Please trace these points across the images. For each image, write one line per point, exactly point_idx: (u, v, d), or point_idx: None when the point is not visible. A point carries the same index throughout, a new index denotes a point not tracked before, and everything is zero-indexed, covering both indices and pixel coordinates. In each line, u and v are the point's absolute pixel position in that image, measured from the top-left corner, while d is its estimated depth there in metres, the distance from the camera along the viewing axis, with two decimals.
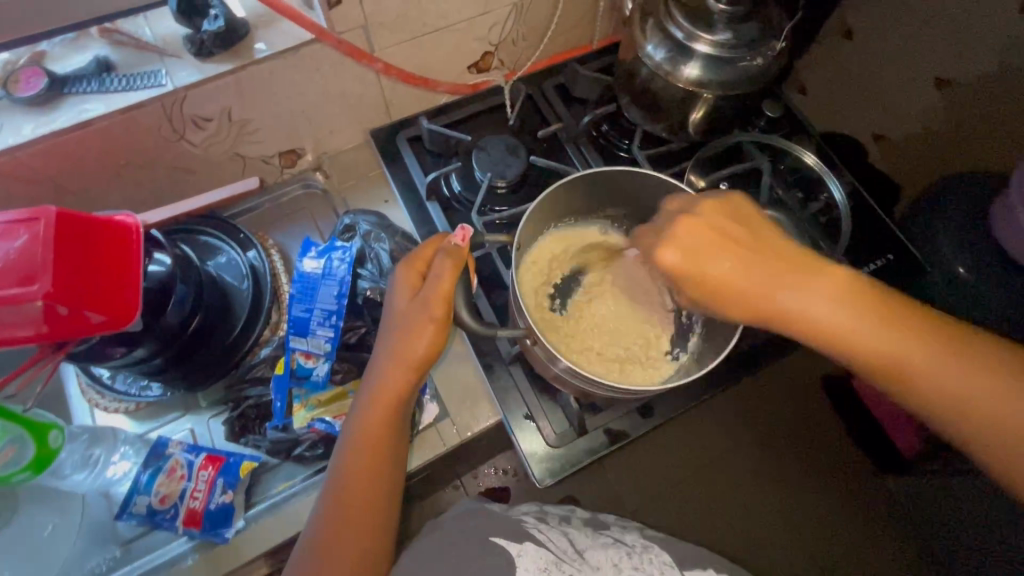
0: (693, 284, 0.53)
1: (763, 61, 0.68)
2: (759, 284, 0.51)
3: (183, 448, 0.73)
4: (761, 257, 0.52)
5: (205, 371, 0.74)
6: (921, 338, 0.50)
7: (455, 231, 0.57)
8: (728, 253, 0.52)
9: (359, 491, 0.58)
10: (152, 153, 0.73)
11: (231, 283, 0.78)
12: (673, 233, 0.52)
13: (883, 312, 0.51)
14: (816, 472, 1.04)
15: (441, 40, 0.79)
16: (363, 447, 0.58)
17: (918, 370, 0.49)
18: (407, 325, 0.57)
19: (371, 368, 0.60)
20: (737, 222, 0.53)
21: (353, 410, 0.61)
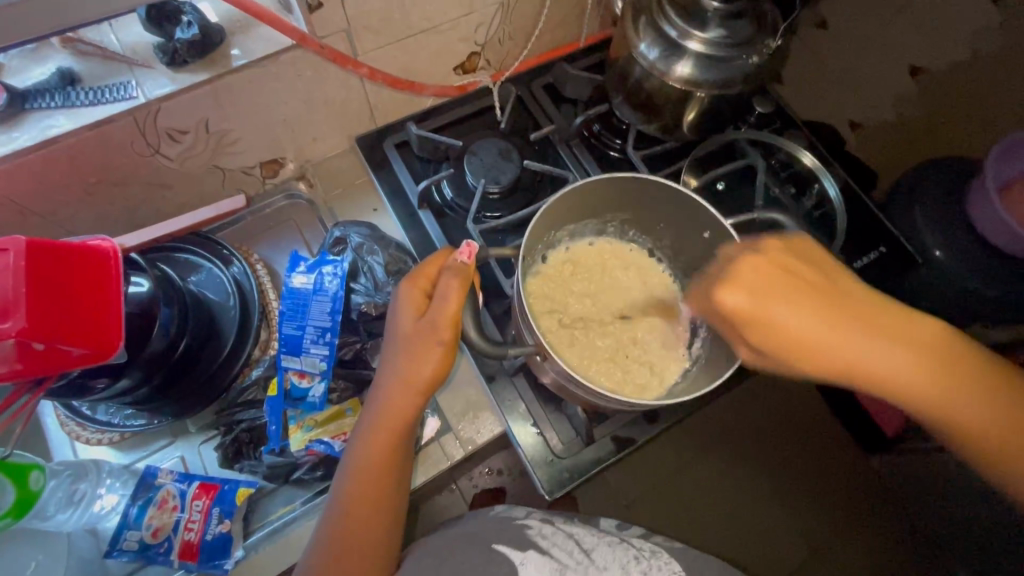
0: (758, 335, 0.46)
1: (758, 60, 0.67)
2: (830, 338, 0.46)
3: (174, 478, 0.70)
4: (836, 307, 0.47)
5: (194, 397, 0.71)
6: (978, 388, 0.49)
7: (459, 246, 0.55)
8: (804, 302, 0.46)
9: (365, 519, 0.56)
10: (126, 169, 0.69)
11: (216, 300, 0.75)
12: (739, 276, 0.45)
13: (951, 363, 0.49)
14: (809, 462, 1.07)
15: (427, 42, 0.76)
16: (368, 474, 0.56)
17: (973, 419, 0.49)
18: (413, 348, 0.55)
19: (376, 390, 0.58)
20: (806, 267, 0.47)
21: (356, 433, 0.59)
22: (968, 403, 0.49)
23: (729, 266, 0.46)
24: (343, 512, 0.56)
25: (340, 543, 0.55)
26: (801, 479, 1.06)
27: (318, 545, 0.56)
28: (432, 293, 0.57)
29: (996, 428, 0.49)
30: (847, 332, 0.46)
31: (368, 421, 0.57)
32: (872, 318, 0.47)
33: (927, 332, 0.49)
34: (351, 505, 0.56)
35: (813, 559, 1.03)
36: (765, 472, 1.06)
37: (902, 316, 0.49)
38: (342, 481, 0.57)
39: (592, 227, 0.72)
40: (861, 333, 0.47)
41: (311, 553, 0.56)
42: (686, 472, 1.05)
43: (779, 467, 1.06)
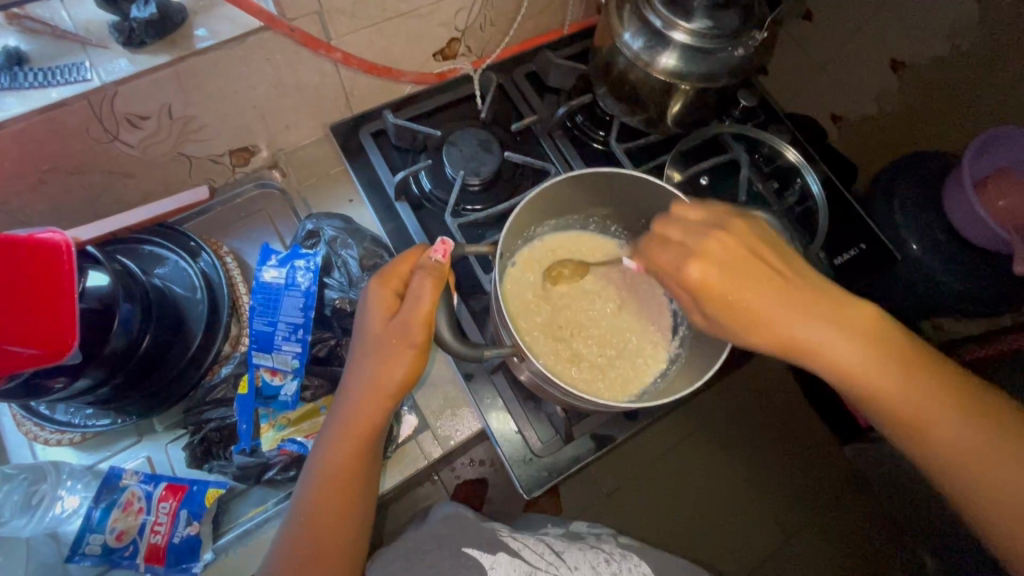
0: (716, 304, 0.49)
1: (744, 52, 0.66)
2: (787, 314, 0.49)
3: (139, 479, 0.67)
4: (799, 288, 0.50)
5: (160, 396, 0.68)
6: (947, 402, 0.49)
7: (433, 245, 0.53)
8: (763, 278, 0.49)
9: (328, 523, 0.54)
10: (82, 157, 0.65)
11: (183, 294, 0.72)
12: (706, 250, 0.49)
13: (910, 361, 0.50)
14: (784, 454, 1.08)
15: (404, 26, 0.73)
16: (332, 479, 0.55)
17: (932, 421, 0.49)
18: (382, 350, 0.53)
19: (342, 390, 0.56)
20: (772, 250, 0.51)
21: (321, 435, 0.57)
22: (925, 403, 0.49)
23: (697, 238, 0.50)
24: (307, 517, 0.54)
25: (302, 549, 0.53)
26: (776, 471, 1.07)
27: (279, 552, 0.54)
28: (403, 292, 0.55)
29: (954, 429, 0.48)
30: (803, 313, 0.49)
31: (335, 423, 0.56)
32: (827, 301, 0.50)
33: (888, 327, 0.51)
34: (316, 510, 0.54)
35: (786, 547, 1.04)
36: (742, 465, 1.07)
37: (869, 313, 0.51)
38: (305, 483, 0.56)
39: (574, 222, 0.70)
40: (817, 317, 0.49)
41: (275, 558, 0.54)
42: (666, 464, 1.05)
43: (757, 460, 1.07)
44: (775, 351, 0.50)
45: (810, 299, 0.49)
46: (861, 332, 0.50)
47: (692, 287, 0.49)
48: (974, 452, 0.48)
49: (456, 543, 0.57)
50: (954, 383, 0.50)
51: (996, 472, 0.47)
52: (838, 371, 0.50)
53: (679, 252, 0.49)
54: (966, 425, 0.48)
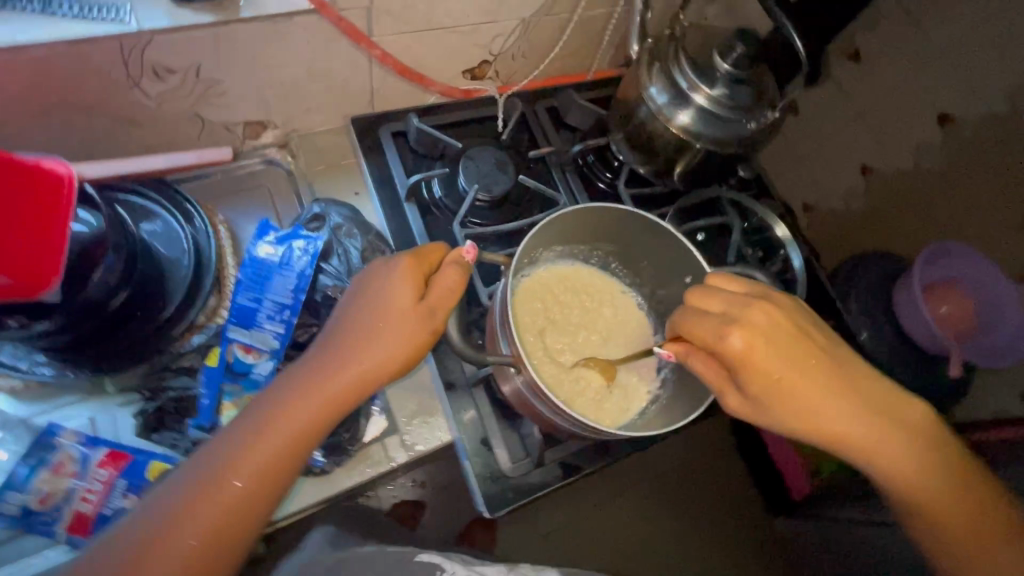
0: (759, 382, 0.52)
1: (755, 126, 0.71)
2: (821, 399, 0.53)
3: (77, 440, 0.62)
4: (833, 371, 0.54)
5: (121, 356, 0.64)
6: (943, 476, 0.57)
7: (464, 246, 0.56)
8: (804, 362, 0.53)
9: (261, 480, 0.50)
10: (94, 96, 0.63)
11: (168, 257, 0.68)
12: (753, 323, 0.52)
13: (925, 441, 0.56)
14: (719, 520, 1.11)
15: (443, 40, 0.76)
16: (283, 435, 0.51)
17: (928, 493, 0.57)
18: (387, 331, 0.53)
19: (324, 353, 0.54)
20: (810, 331, 0.55)
21: (276, 387, 0.53)
22: (924, 476, 0.56)
23: (746, 309, 0.53)
24: (235, 467, 0.49)
25: (225, 500, 0.49)
26: (709, 534, 1.10)
27: (186, 497, 0.49)
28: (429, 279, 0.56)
29: (946, 503, 0.57)
30: (836, 399, 0.54)
31: (302, 379, 0.53)
32: (852, 386, 0.55)
33: (905, 408, 0.57)
34: (247, 463, 0.50)
35: None
36: (678, 521, 1.10)
37: (891, 391, 0.57)
38: (244, 437, 0.50)
39: (579, 252, 0.72)
40: (849, 402, 0.54)
41: (172, 505, 0.48)
42: (609, 509, 1.07)
43: (695, 513, 1.11)
44: (808, 434, 0.54)
45: (839, 380, 0.54)
46: (883, 413, 0.55)
47: (732, 356, 0.51)
48: (957, 520, 0.57)
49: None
50: (956, 460, 0.58)
51: (972, 538, 0.57)
52: (860, 448, 0.55)
53: (722, 323, 0.52)
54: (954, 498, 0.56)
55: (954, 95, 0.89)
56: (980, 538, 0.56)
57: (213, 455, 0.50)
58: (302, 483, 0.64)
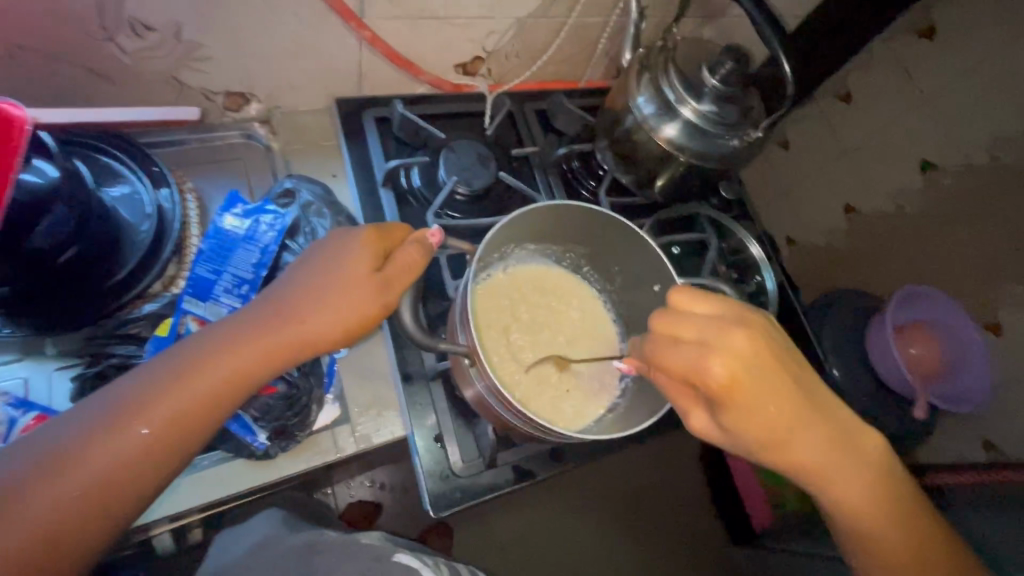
0: (728, 407, 0.49)
1: (738, 143, 0.72)
2: (790, 430, 0.51)
3: (6, 402, 0.59)
4: (806, 403, 0.52)
5: (61, 317, 0.61)
6: (894, 515, 0.56)
7: (430, 228, 0.56)
8: (779, 392, 0.49)
9: (177, 425, 0.49)
10: (64, 44, 0.60)
11: (128, 219, 0.66)
12: (733, 348, 0.48)
13: (880, 477, 0.56)
14: (678, 543, 1.10)
15: (436, 29, 0.75)
16: (210, 382, 0.49)
17: (877, 529, 0.56)
18: (329, 295, 0.53)
19: (271, 310, 0.53)
20: (790, 360, 0.51)
21: (214, 331, 0.52)
22: (876, 512, 0.56)
23: (728, 332, 0.49)
24: (155, 407, 0.48)
25: (137, 439, 0.47)
26: (668, 557, 1.09)
27: (93, 427, 0.47)
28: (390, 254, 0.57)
29: (895, 542, 0.56)
30: (802, 430, 0.52)
31: (241, 330, 0.51)
32: (820, 418, 0.53)
33: (866, 441, 0.56)
34: (167, 407, 0.48)
35: None
36: (637, 541, 1.08)
37: (854, 425, 0.56)
38: (169, 375, 0.49)
39: (551, 251, 0.72)
40: (816, 436, 0.52)
41: (74, 433, 0.46)
42: (570, 524, 1.06)
43: (656, 535, 1.10)
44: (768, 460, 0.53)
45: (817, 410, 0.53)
46: (846, 447, 0.54)
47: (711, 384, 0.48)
48: (904, 560, 0.56)
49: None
50: (908, 499, 0.57)
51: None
52: (824, 481, 0.55)
53: (702, 349, 0.47)
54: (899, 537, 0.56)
55: (937, 142, 0.90)
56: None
57: (133, 390, 0.48)
58: (240, 463, 0.62)
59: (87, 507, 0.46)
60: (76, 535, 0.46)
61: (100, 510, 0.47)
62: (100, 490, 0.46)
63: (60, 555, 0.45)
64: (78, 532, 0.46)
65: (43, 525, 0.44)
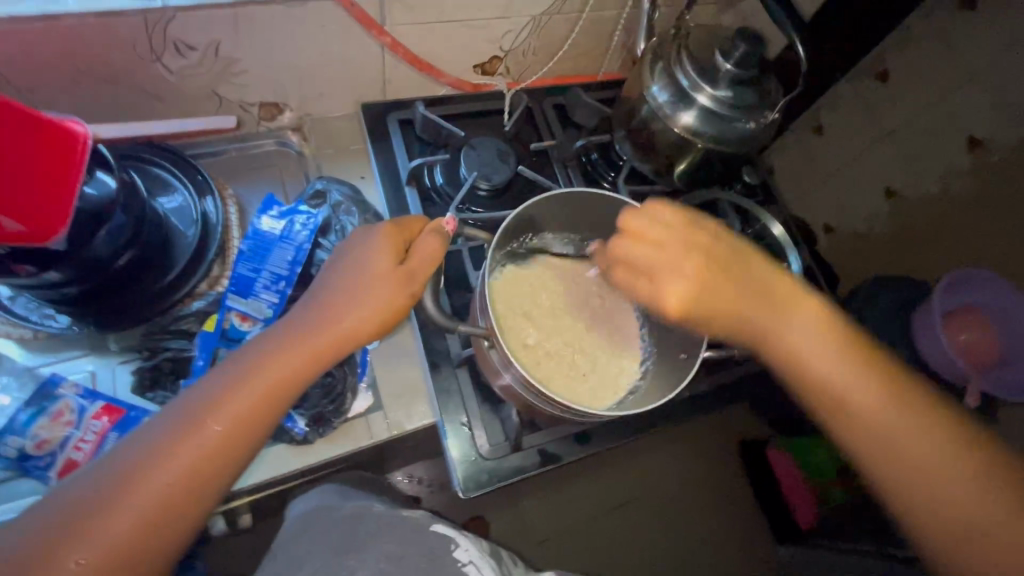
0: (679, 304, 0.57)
1: (755, 126, 0.72)
2: (740, 317, 0.58)
3: (77, 392, 0.65)
4: (751, 292, 0.58)
5: (121, 315, 0.67)
6: (886, 399, 0.55)
7: (445, 218, 0.60)
8: (723, 283, 0.57)
9: (243, 424, 0.51)
10: (118, 67, 0.66)
11: (177, 226, 0.71)
12: (673, 260, 0.56)
13: (859, 360, 0.57)
14: (717, 535, 1.08)
15: (455, 32, 0.78)
16: (267, 382, 0.52)
17: (873, 412, 0.55)
18: (367, 288, 0.56)
19: (314, 308, 0.56)
20: (730, 257, 0.58)
21: (261, 339, 0.55)
22: (866, 395, 0.55)
23: (668, 243, 0.57)
24: (215, 414, 0.50)
25: (207, 440, 0.50)
26: (707, 550, 1.07)
27: (170, 434, 0.49)
28: (408, 246, 0.60)
29: (893, 425, 0.55)
30: (752, 313, 0.58)
31: (291, 333, 0.54)
32: (771, 300, 0.58)
33: (832, 326, 0.58)
34: (232, 408, 0.50)
35: None
36: (677, 534, 1.07)
37: (819, 309, 0.59)
38: (225, 384, 0.51)
39: (570, 239, 0.74)
40: (767, 318, 0.58)
41: (152, 442, 0.49)
42: (607, 517, 1.05)
43: (694, 527, 1.08)
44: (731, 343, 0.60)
45: (784, 312, 0.58)
46: (812, 328, 0.58)
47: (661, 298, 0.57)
48: (907, 442, 0.54)
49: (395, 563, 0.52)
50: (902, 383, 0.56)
51: (925, 459, 0.54)
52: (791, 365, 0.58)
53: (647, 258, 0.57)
54: (896, 416, 0.55)
55: (978, 116, 0.86)
56: (929, 459, 0.54)
57: (199, 397, 0.51)
58: (282, 448, 0.66)
59: (168, 506, 0.48)
60: (164, 533, 0.48)
61: (176, 518, 0.49)
62: (174, 499, 0.49)
63: (152, 551, 0.48)
64: (153, 538, 0.48)
65: (129, 530, 0.47)
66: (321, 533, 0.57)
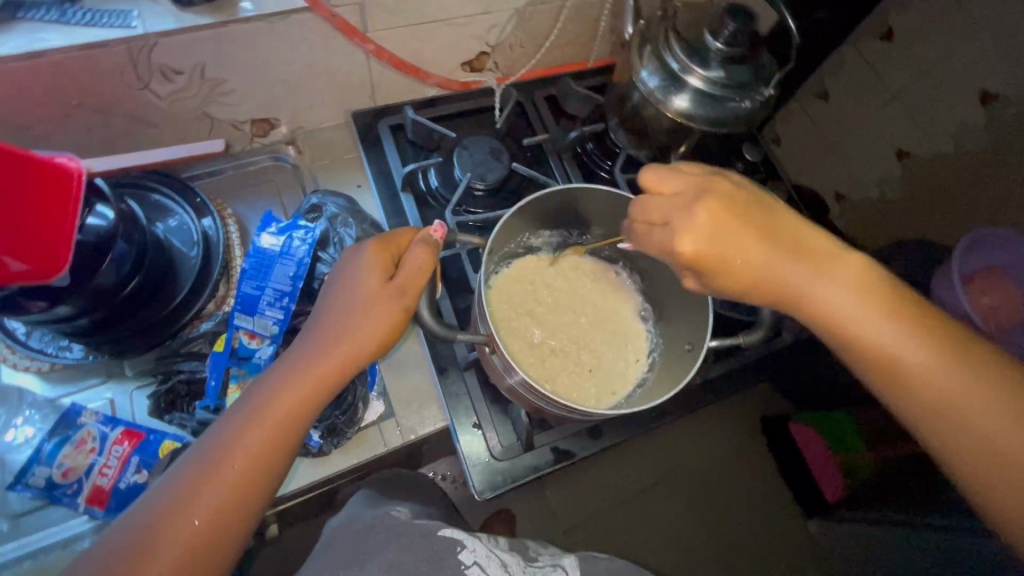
0: (704, 262, 0.52)
1: (750, 104, 0.70)
2: (768, 272, 0.51)
3: (98, 419, 0.66)
4: (777, 243, 0.51)
5: (133, 342, 0.68)
6: (934, 350, 0.48)
7: (433, 225, 0.60)
8: (751, 237, 0.51)
9: (261, 459, 0.52)
10: (109, 97, 0.67)
11: (180, 249, 0.72)
12: (692, 219, 0.51)
13: (896, 308, 0.49)
14: (746, 517, 1.06)
15: (439, 32, 0.77)
16: (278, 416, 0.53)
17: (920, 365, 0.48)
18: (365, 309, 0.56)
19: (314, 338, 0.56)
20: (753, 207, 0.52)
21: (268, 376, 0.55)
22: (910, 348, 0.48)
23: (686, 204, 0.52)
24: (235, 451, 0.51)
25: (228, 480, 0.50)
26: (736, 532, 1.05)
27: (193, 479, 0.50)
28: (398, 261, 0.60)
29: (945, 379, 0.47)
30: (778, 266, 0.51)
31: (296, 366, 0.55)
32: (799, 251, 0.51)
33: (866, 272, 0.51)
34: (249, 444, 0.51)
35: None
36: (704, 518, 1.05)
37: (852, 257, 0.52)
38: (239, 422, 0.52)
39: (569, 235, 0.74)
40: (796, 268, 0.51)
41: (177, 489, 0.49)
42: (633, 506, 1.03)
43: (721, 510, 1.06)
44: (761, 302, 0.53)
45: (825, 272, 0.51)
46: (846, 278, 0.50)
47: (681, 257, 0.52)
48: (964, 398, 0.47)
49: (398, 564, 0.51)
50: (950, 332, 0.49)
51: (990, 418, 0.46)
52: (823, 320, 0.51)
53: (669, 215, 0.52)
54: (948, 367, 0.47)
55: (989, 71, 0.82)
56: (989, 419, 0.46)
57: (217, 439, 0.51)
58: (301, 463, 0.67)
59: (201, 549, 0.49)
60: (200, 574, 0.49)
61: (210, 558, 0.49)
62: (205, 540, 0.49)
63: None
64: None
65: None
66: (336, 546, 0.56)
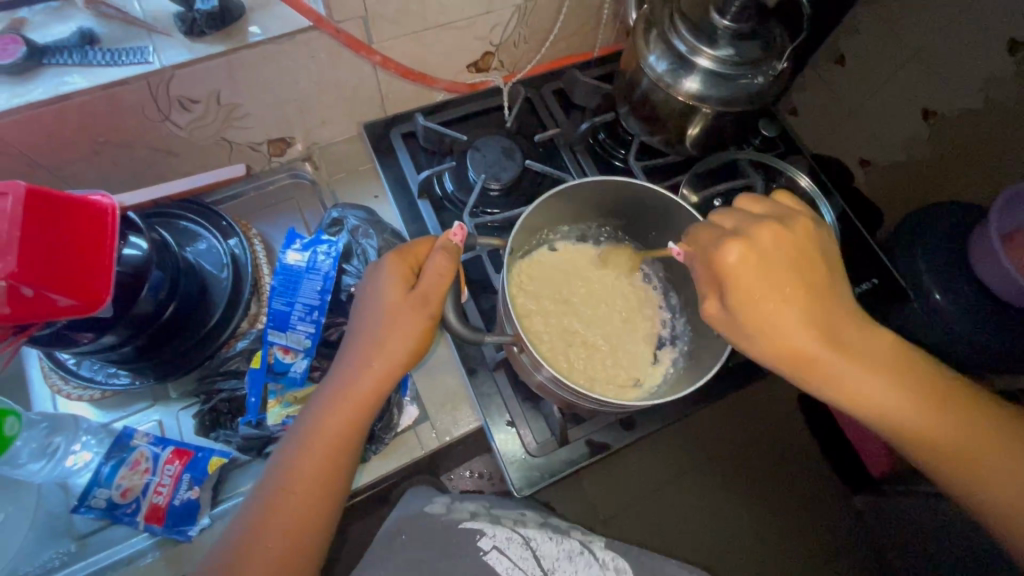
0: (738, 295, 0.52)
1: (763, 80, 0.68)
2: (797, 320, 0.52)
3: (149, 441, 0.69)
4: (813, 291, 0.53)
5: (173, 365, 0.71)
6: (924, 407, 0.54)
7: (452, 228, 0.59)
8: (789, 281, 0.52)
9: (320, 482, 0.54)
10: (133, 132, 0.69)
11: (210, 271, 0.74)
12: (753, 240, 0.52)
13: (900, 372, 0.54)
14: (789, 497, 1.04)
15: (442, 36, 0.77)
16: (329, 439, 0.55)
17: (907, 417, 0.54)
18: (394, 324, 0.57)
19: (348, 362, 0.58)
20: (797, 250, 0.53)
21: (314, 402, 0.57)
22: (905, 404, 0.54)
23: (751, 226, 0.54)
24: (294, 476, 0.54)
25: (293, 505, 0.53)
26: (782, 514, 1.03)
27: (260, 506, 0.53)
28: (419, 269, 0.61)
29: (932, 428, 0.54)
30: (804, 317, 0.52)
31: (338, 389, 0.57)
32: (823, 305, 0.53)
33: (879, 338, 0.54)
34: (307, 470, 0.54)
35: None
36: (746, 501, 1.04)
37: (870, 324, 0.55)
38: (295, 451, 0.55)
39: (587, 229, 0.76)
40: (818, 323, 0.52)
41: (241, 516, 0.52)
42: (673, 493, 1.02)
43: (764, 491, 1.04)
44: (784, 351, 0.52)
45: (846, 332, 0.53)
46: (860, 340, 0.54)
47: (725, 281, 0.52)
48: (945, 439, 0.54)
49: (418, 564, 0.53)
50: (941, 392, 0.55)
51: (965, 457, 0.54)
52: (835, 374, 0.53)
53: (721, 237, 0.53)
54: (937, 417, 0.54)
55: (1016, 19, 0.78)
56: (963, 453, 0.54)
57: (279, 470, 0.54)
58: None
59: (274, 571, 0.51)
60: None
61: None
62: (280, 561, 0.52)
63: None
64: None
65: None
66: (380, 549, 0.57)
